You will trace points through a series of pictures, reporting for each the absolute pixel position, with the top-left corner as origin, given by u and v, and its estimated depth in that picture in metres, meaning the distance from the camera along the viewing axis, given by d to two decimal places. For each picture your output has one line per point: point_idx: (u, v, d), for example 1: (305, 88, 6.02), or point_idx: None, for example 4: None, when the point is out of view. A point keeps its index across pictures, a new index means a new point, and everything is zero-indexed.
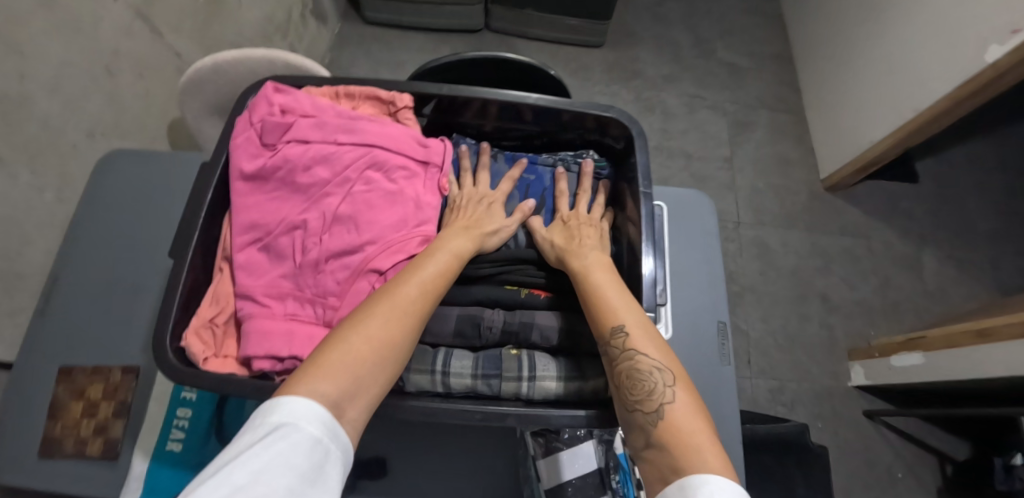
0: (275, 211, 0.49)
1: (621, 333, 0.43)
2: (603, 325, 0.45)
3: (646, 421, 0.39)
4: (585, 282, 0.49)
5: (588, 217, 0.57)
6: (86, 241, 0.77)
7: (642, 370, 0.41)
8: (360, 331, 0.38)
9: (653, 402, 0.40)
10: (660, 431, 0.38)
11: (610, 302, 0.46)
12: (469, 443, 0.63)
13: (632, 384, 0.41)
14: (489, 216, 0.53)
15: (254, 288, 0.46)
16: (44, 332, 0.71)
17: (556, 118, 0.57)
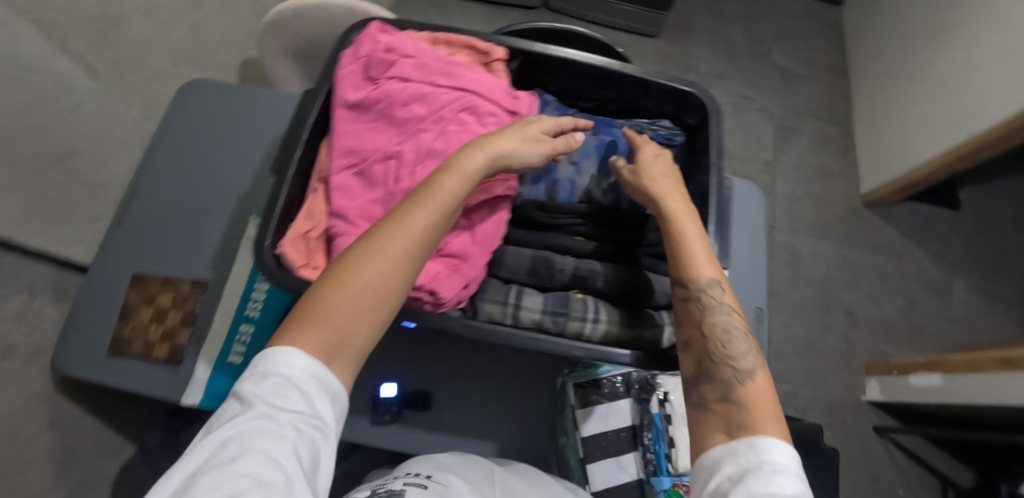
0: (372, 141, 0.51)
1: (718, 287, 0.43)
2: (698, 273, 0.44)
3: (735, 378, 0.40)
4: (678, 230, 0.47)
5: (661, 159, 0.54)
6: (161, 160, 0.80)
7: (728, 329, 0.43)
8: (356, 290, 0.36)
9: (744, 363, 0.41)
10: (747, 392, 0.39)
11: (700, 254, 0.45)
12: (511, 388, 0.67)
13: (721, 339, 0.42)
14: (515, 144, 0.48)
15: (347, 208, 0.49)
16: (118, 241, 0.76)
17: (636, 88, 0.60)
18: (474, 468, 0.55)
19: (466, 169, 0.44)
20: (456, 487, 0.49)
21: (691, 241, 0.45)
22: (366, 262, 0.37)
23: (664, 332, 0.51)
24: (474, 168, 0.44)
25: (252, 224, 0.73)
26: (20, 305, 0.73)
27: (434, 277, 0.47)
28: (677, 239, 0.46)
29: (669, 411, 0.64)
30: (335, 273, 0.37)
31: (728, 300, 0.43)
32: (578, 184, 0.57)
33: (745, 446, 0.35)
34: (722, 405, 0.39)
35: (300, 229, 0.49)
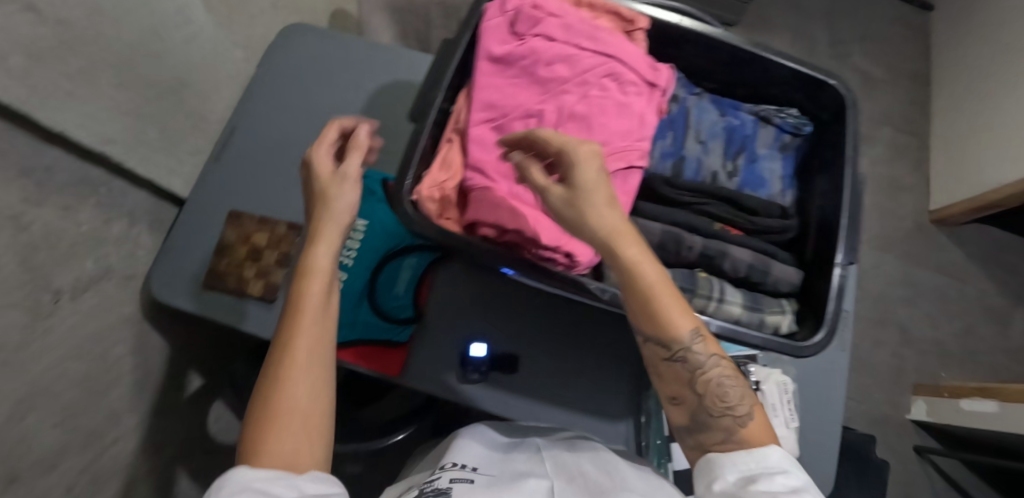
0: (513, 97, 0.51)
1: (700, 339, 0.39)
2: (675, 336, 0.39)
3: (733, 427, 0.38)
4: (635, 279, 0.37)
5: (590, 167, 0.38)
6: (259, 100, 0.81)
7: (716, 378, 0.39)
8: (286, 406, 0.36)
9: (742, 409, 0.39)
10: (749, 438, 0.37)
11: (669, 310, 0.38)
12: (595, 363, 0.68)
13: (710, 393, 0.39)
14: (344, 208, 0.45)
15: (485, 162, 0.49)
16: (216, 176, 0.77)
17: (770, 74, 0.59)
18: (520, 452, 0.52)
19: (322, 262, 0.43)
20: (502, 477, 0.45)
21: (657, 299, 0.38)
22: (278, 383, 0.37)
23: (782, 318, 0.52)
24: (330, 255, 0.43)
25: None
26: (122, 229, 0.76)
27: (571, 238, 0.48)
28: (636, 286, 0.38)
29: (761, 400, 0.63)
30: (279, 399, 0.36)
31: (710, 348, 0.39)
32: (704, 163, 0.57)
33: (748, 456, 0.36)
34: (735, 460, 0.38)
35: (437, 178, 0.49)
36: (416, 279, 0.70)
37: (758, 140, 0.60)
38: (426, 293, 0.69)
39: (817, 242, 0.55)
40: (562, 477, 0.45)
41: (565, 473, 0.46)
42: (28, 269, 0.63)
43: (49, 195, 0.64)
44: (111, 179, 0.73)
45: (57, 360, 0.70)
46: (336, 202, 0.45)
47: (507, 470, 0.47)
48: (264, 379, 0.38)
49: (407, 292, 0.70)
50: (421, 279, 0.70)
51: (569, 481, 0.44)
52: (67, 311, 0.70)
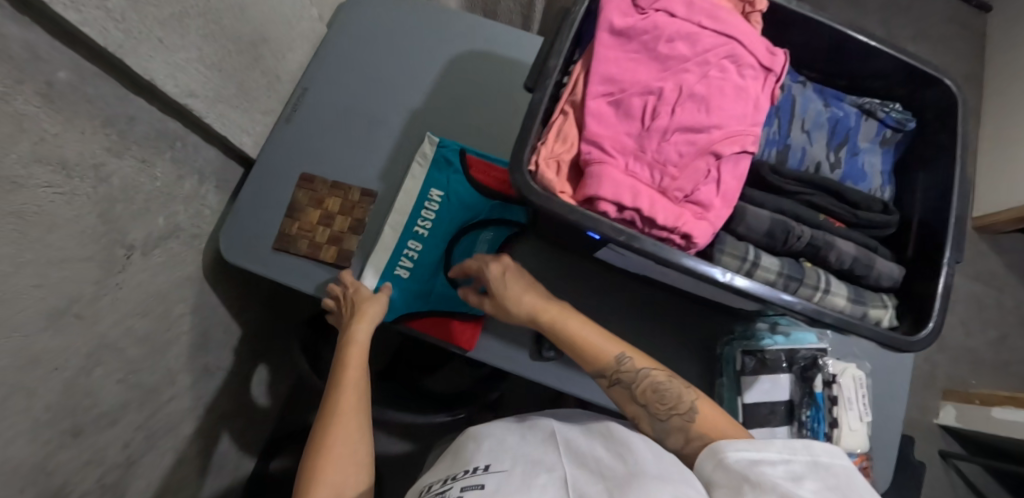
0: (632, 72, 0.50)
1: (626, 359, 0.56)
2: (607, 362, 0.56)
3: (685, 421, 0.53)
4: (571, 336, 0.57)
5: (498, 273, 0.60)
6: (331, 62, 0.79)
7: (658, 382, 0.56)
8: (346, 439, 0.51)
9: (685, 406, 0.54)
10: (700, 425, 0.52)
11: (595, 345, 0.57)
12: (668, 348, 0.68)
13: (658, 396, 0.55)
14: (375, 302, 0.64)
15: (603, 137, 0.48)
16: (286, 136, 0.76)
17: (879, 66, 0.58)
18: (534, 438, 0.48)
19: (358, 337, 0.60)
20: (517, 472, 0.42)
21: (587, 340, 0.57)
22: (338, 419, 0.52)
23: (884, 312, 0.52)
24: (364, 334, 0.61)
25: (428, 141, 0.72)
26: (192, 186, 0.76)
27: (688, 220, 0.47)
28: (577, 342, 0.57)
29: (836, 393, 0.64)
30: (324, 442, 0.50)
31: (638, 364, 0.56)
32: (809, 153, 0.56)
33: (752, 444, 0.46)
34: (689, 443, 0.53)
35: (554, 150, 0.48)
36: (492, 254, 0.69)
37: (860, 133, 0.59)
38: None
39: (918, 241, 0.55)
40: (578, 466, 0.42)
41: (580, 461, 0.43)
42: (105, 221, 0.62)
43: (129, 147, 0.63)
44: (186, 134, 0.72)
45: (127, 315, 0.70)
46: (365, 300, 0.64)
47: (523, 463, 0.43)
48: (318, 428, 0.52)
49: None
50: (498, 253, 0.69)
51: (580, 466, 0.42)
52: (139, 266, 0.70)
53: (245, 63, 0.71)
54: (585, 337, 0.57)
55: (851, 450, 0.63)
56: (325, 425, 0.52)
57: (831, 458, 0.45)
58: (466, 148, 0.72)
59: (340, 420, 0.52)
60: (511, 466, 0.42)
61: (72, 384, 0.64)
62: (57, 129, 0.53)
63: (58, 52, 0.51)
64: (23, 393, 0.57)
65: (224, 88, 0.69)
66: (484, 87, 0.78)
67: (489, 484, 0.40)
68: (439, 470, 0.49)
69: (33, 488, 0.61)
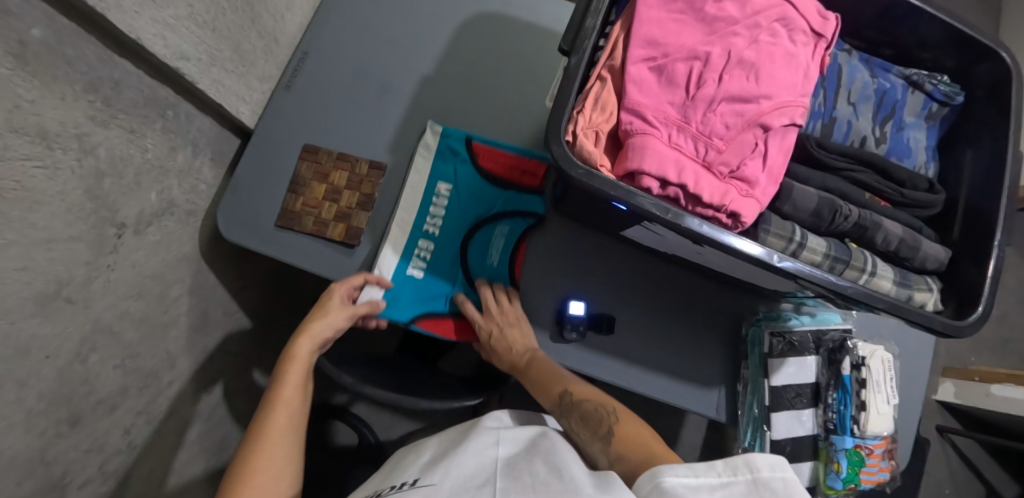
0: (676, 35, 0.46)
1: (565, 396, 0.56)
2: (548, 400, 0.57)
3: (598, 441, 0.49)
4: (529, 374, 0.60)
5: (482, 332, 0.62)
6: (334, 23, 0.73)
7: (587, 411, 0.53)
8: (271, 464, 0.46)
9: (600, 430, 0.50)
10: (614, 444, 0.48)
11: (540, 386, 0.58)
12: (692, 329, 0.65)
13: (584, 423, 0.52)
14: (330, 317, 0.60)
15: (645, 105, 0.44)
16: (287, 104, 0.71)
17: (930, 35, 0.54)
18: (471, 443, 0.41)
19: (302, 351, 0.56)
20: (445, 492, 0.35)
21: (536, 383, 0.58)
22: (265, 443, 0.47)
23: (930, 296, 0.50)
24: (309, 349, 0.57)
25: (431, 131, 0.67)
26: (186, 159, 0.70)
27: (734, 198, 0.44)
28: (530, 386, 0.59)
29: (865, 375, 0.61)
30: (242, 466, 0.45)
31: (575, 399, 0.55)
32: (854, 127, 0.53)
33: (690, 467, 0.36)
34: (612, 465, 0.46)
35: (592, 120, 0.44)
36: (509, 250, 0.66)
37: (906, 106, 0.56)
38: (521, 264, 0.66)
39: (965, 223, 0.53)
40: (511, 483, 0.36)
41: (514, 476, 0.37)
42: (92, 197, 0.57)
43: (116, 115, 0.58)
44: (178, 102, 0.67)
45: (120, 298, 0.66)
46: (324, 312, 0.60)
47: (456, 475, 0.37)
48: (241, 452, 0.47)
49: (501, 262, 0.66)
50: (516, 247, 0.66)
51: (514, 479, 0.36)
52: (131, 246, 0.65)
53: (241, 24, 0.65)
54: (539, 377, 0.59)
55: (879, 433, 0.61)
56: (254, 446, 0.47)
57: (776, 472, 0.35)
58: (472, 137, 0.67)
59: (271, 439, 0.48)
60: (439, 478, 0.37)
61: (66, 372, 0.60)
62: (33, 95, 0.47)
63: (30, 5, 0.46)
64: (13, 383, 0.53)
65: (217, 50, 0.63)
66: (500, 54, 0.72)
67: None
68: (375, 481, 0.44)
69: (30, 481, 0.58)
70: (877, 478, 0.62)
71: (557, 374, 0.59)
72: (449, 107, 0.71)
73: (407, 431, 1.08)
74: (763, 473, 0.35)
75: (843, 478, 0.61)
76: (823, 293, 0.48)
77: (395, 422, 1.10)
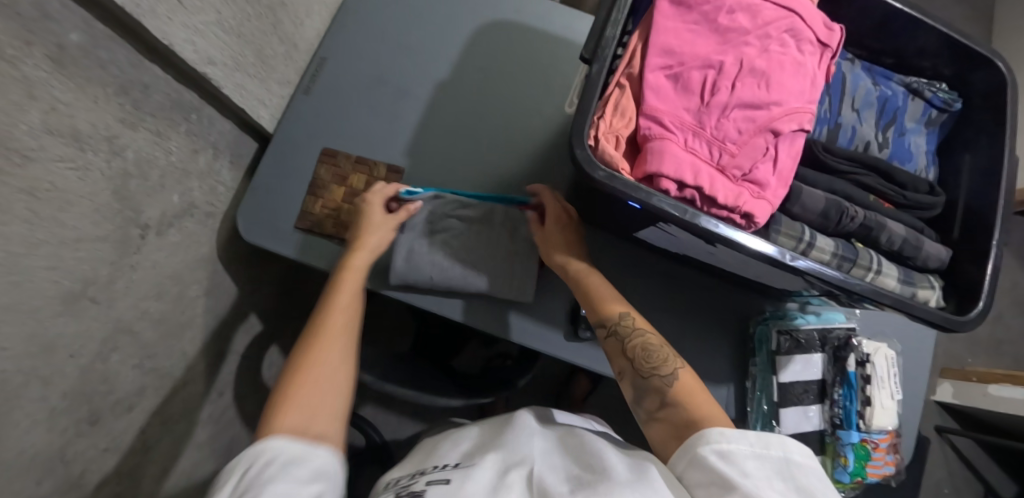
0: (691, 44, 0.48)
1: (627, 317, 0.52)
2: (608, 314, 0.53)
3: (663, 381, 0.47)
4: (583, 284, 0.56)
5: (550, 230, 0.61)
6: (352, 29, 0.76)
7: (652, 344, 0.50)
8: (320, 363, 0.47)
9: (667, 368, 0.48)
10: (675, 390, 0.46)
11: (602, 297, 0.54)
12: (704, 329, 0.68)
13: (644, 355, 0.49)
14: (376, 228, 0.62)
15: (662, 110, 0.46)
16: (306, 109, 0.73)
17: (928, 45, 0.57)
18: (508, 436, 0.45)
19: (358, 263, 0.58)
20: (486, 470, 0.39)
21: (595, 291, 0.55)
22: (320, 341, 0.49)
23: (932, 293, 0.52)
24: (362, 259, 0.59)
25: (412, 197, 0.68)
26: (207, 162, 0.72)
27: (748, 200, 0.46)
28: (586, 293, 0.55)
29: (870, 372, 0.63)
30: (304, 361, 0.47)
31: (640, 323, 0.52)
32: (858, 132, 0.55)
33: (724, 434, 0.40)
34: (663, 409, 0.46)
35: (613, 125, 0.46)
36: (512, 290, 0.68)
37: (907, 113, 0.58)
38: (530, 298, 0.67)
39: (964, 224, 0.55)
40: (549, 473, 0.38)
41: (549, 466, 0.40)
42: (119, 198, 0.59)
43: (144, 118, 0.59)
44: (201, 106, 0.68)
45: (141, 298, 0.67)
46: (371, 226, 0.61)
47: (494, 459, 0.40)
48: (302, 344, 0.49)
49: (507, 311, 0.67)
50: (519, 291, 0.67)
51: (549, 469, 0.39)
52: (153, 247, 0.66)
53: (264, 30, 0.67)
54: (593, 288, 0.55)
55: (883, 428, 0.63)
56: (304, 349, 0.49)
57: (804, 456, 0.39)
58: (457, 192, 0.68)
59: (321, 340, 0.49)
60: (480, 461, 0.40)
61: (88, 370, 0.61)
62: (68, 98, 0.49)
63: (69, 12, 0.47)
64: (39, 380, 0.54)
65: (242, 56, 0.65)
66: (513, 61, 0.74)
67: (456, 478, 0.38)
68: (410, 465, 0.48)
69: (51, 479, 0.59)
70: (883, 472, 0.64)
71: (617, 294, 0.55)
72: (465, 112, 0.73)
73: (414, 431, 1.09)
74: (794, 455, 0.38)
75: (850, 471, 0.63)
76: (830, 289, 0.50)
77: (402, 423, 1.10)
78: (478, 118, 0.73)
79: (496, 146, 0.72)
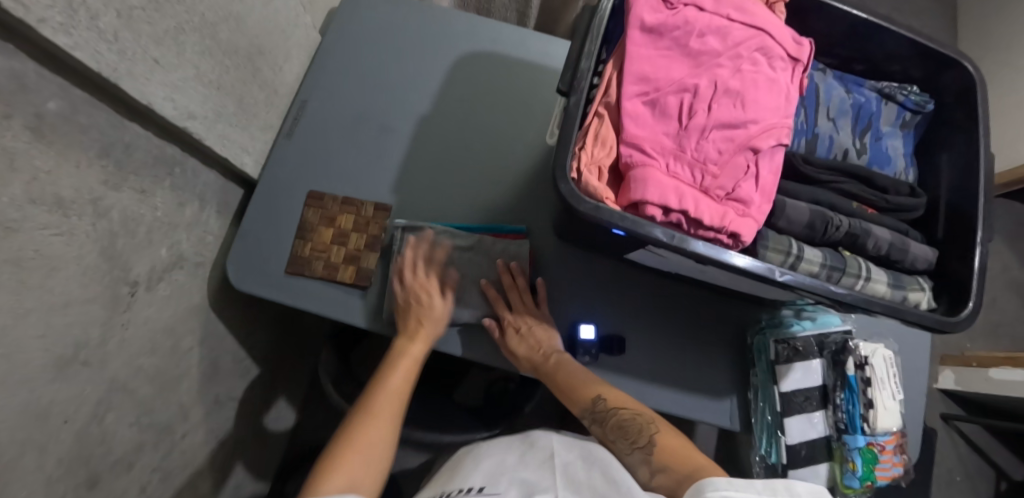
0: (664, 69, 0.49)
1: (601, 400, 0.58)
2: (583, 400, 0.58)
3: (646, 452, 0.52)
4: (556, 376, 0.61)
5: (518, 311, 0.64)
6: (331, 70, 0.76)
7: (627, 418, 0.55)
8: (377, 437, 0.52)
9: (644, 439, 0.53)
10: (659, 457, 0.50)
11: (575, 385, 0.60)
12: (702, 343, 0.68)
13: (623, 431, 0.54)
14: (438, 313, 0.63)
15: (641, 137, 0.46)
16: (289, 153, 0.73)
17: (895, 50, 0.58)
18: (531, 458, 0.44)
19: (416, 352, 0.61)
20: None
21: (567, 382, 0.60)
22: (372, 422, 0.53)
23: (922, 294, 0.52)
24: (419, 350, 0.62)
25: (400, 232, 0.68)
26: (194, 213, 0.72)
27: (734, 219, 0.46)
28: (559, 382, 0.60)
29: (869, 374, 0.63)
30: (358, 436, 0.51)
31: (612, 403, 0.57)
32: (836, 141, 0.56)
33: (729, 481, 0.39)
34: (653, 476, 0.49)
35: (594, 155, 0.47)
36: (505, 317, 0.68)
37: (881, 117, 0.59)
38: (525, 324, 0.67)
39: (947, 223, 0.56)
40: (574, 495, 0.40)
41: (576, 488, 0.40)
42: (107, 257, 0.58)
43: (128, 177, 0.59)
44: (185, 159, 0.68)
45: (134, 355, 0.66)
46: (434, 319, 0.63)
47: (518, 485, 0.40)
48: (355, 419, 0.53)
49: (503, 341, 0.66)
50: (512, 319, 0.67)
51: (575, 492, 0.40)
52: (144, 302, 0.66)
53: (243, 78, 0.67)
54: (567, 377, 0.61)
55: (888, 429, 0.63)
56: (361, 420, 0.53)
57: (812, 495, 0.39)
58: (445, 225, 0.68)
59: (378, 414, 0.54)
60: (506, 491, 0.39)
61: (84, 434, 0.60)
62: (50, 165, 0.48)
63: (47, 80, 0.47)
64: (35, 450, 0.53)
65: (222, 106, 0.65)
66: (493, 91, 0.75)
67: None
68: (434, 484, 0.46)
69: None
70: (891, 474, 0.63)
71: (589, 376, 0.61)
72: (448, 144, 0.73)
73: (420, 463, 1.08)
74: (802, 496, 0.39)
75: (859, 476, 0.62)
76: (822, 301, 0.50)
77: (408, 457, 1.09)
78: (462, 149, 0.73)
79: (483, 176, 0.72)
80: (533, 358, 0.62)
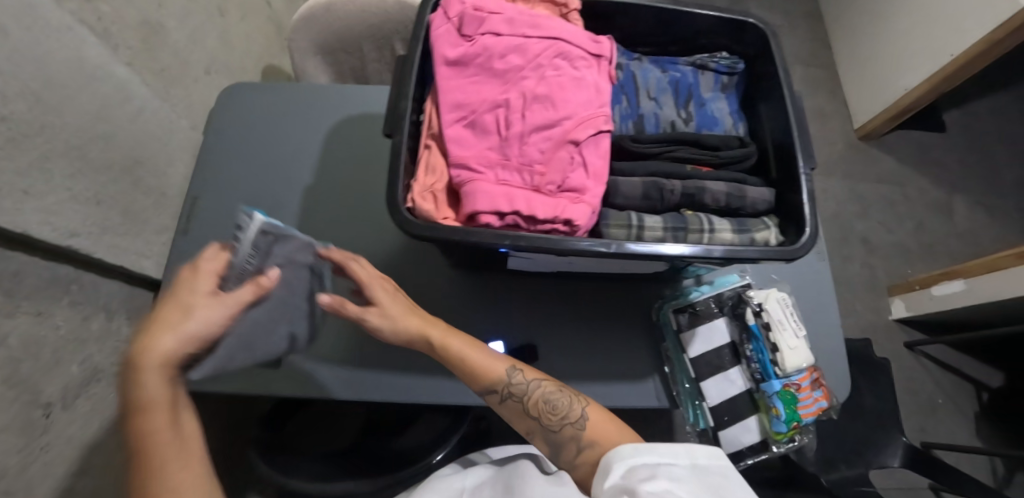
0: (476, 93, 0.54)
1: (517, 371, 0.58)
2: (497, 376, 0.57)
3: (576, 428, 0.54)
4: (462, 355, 0.58)
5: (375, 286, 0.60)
6: (213, 161, 0.80)
7: (548, 391, 0.57)
8: None
9: (570, 413, 0.55)
10: (590, 432, 0.53)
11: (483, 363, 0.58)
12: (611, 330, 0.70)
13: (546, 406, 0.56)
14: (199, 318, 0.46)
15: (465, 156, 0.51)
16: (188, 249, 0.75)
17: (693, 27, 0.64)
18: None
19: (155, 398, 0.44)
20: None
21: (473, 359, 0.58)
22: None
23: (769, 232, 0.56)
24: (161, 388, 0.45)
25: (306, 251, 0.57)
26: (102, 325, 0.74)
27: (566, 207, 0.50)
28: (464, 363, 0.58)
29: (767, 319, 0.67)
30: None
31: (527, 376, 0.58)
32: (661, 116, 0.62)
33: (636, 448, 0.48)
34: (581, 453, 0.53)
35: (426, 183, 0.51)
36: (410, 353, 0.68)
37: (700, 85, 0.65)
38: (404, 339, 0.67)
39: (778, 163, 0.60)
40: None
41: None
42: (11, 384, 0.58)
43: (19, 304, 0.59)
44: (81, 275, 0.70)
45: (59, 478, 0.66)
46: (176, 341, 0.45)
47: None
48: None
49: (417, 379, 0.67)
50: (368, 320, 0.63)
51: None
52: (62, 423, 0.67)
53: (124, 188, 0.71)
54: (472, 356, 0.58)
55: (799, 367, 0.65)
56: None
57: (709, 458, 0.48)
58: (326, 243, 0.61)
59: None
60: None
61: None
62: None
63: None
64: None
65: (106, 219, 0.69)
66: (367, 145, 0.80)
67: None
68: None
69: None
70: (817, 409, 0.65)
71: (494, 352, 0.60)
72: (334, 203, 0.77)
73: None
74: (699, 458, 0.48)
75: (784, 420, 0.65)
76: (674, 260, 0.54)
77: None
78: (347, 204, 0.77)
79: (373, 226, 0.76)
80: (428, 336, 0.59)
